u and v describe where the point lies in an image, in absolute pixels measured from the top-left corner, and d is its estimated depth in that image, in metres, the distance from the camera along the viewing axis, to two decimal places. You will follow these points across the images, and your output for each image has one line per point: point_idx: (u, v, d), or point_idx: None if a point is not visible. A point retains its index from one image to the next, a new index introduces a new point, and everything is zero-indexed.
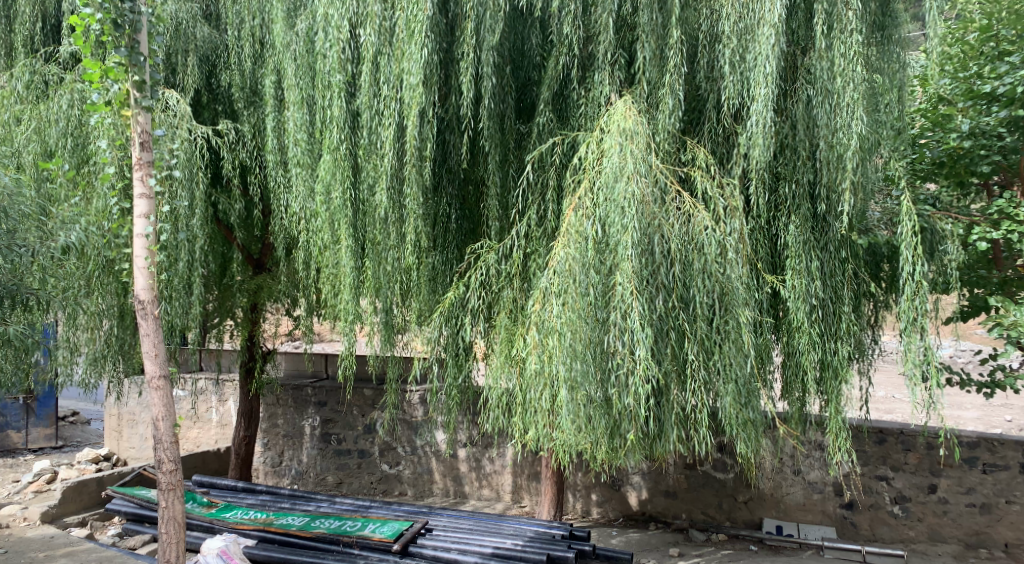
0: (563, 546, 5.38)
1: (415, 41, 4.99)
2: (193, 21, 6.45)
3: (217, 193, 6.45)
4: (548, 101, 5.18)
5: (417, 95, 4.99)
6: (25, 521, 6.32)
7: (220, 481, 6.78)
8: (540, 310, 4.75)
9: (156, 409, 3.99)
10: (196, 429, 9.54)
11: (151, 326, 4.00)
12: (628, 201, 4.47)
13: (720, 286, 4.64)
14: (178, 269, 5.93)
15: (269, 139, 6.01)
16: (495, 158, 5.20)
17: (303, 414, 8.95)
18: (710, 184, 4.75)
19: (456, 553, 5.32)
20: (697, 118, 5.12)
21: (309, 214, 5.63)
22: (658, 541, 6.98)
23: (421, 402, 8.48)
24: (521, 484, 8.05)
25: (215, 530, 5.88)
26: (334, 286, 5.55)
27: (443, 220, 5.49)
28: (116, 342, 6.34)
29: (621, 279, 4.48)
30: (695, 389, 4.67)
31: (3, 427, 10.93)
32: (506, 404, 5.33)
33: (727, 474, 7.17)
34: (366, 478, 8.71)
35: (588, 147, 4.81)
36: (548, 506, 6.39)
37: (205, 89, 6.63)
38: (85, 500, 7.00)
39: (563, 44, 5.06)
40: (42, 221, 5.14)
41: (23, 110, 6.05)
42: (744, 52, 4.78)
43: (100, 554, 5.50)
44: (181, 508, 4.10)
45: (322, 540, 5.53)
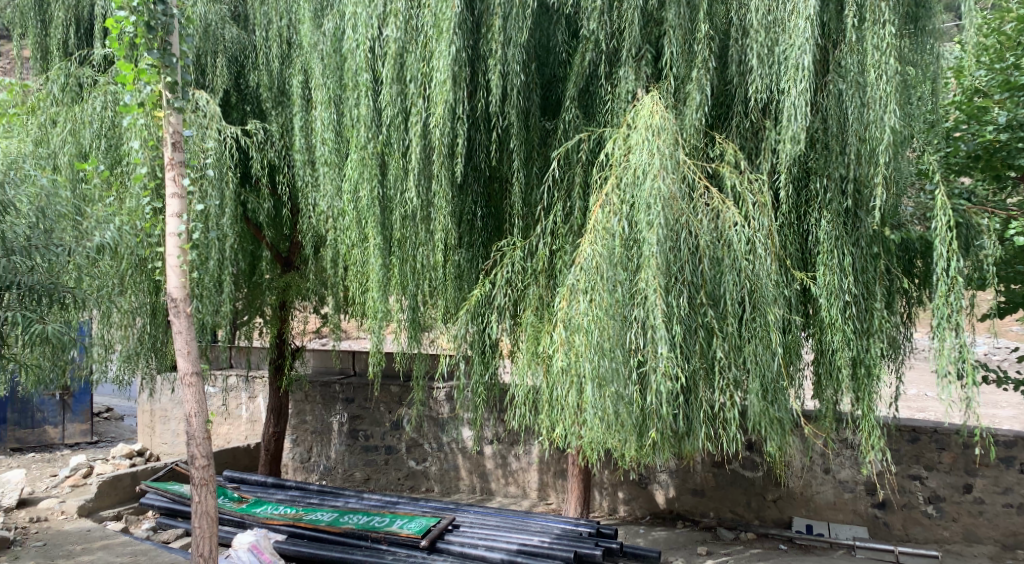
0: (590, 544, 5.37)
1: (442, 38, 4.99)
2: (222, 22, 6.53)
3: (246, 193, 6.51)
4: (574, 97, 5.15)
5: (445, 92, 4.99)
6: (63, 515, 6.45)
7: (250, 477, 6.88)
8: (566, 307, 4.74)
9: (189, 405, 4.04)
10: (226, 425, 9.66)
11: (184, 324, 4.05)
12: (656, 198, 4.43)
13: (749, 282, 4.60)
14: (209, 267, 6.02)
15: (296, 139, 6.06)
16: (520, 156, 5.20)
17: (331, 410, 9.03)
18: (739, 180, 4.70)
19: (483, 550, 5.33)
20: (725, 114, 5.07)
21: (337, 213, 5.68)
22: (686, 539, 6.94)
23: (447, 399, 8.48)
24: (547, 481, 8.05)
25: (246, 525, 5.95)
26: (362, 283, 5.59)
27: (468, 218, 5.50)
28: (149, 340, 6.48)
29: (647, 276, 4.45)
30: (724, 387, 4.64)
31: (41, 422, 11.17)
32: (532, 400, 5.33)
33: (756, 472, 7.11)
34: (393, 474, 8.76)
35: (615, 143, 4.78)
36: (575, 504, 6.38)
37: (234, 90, 6.72)
38: (120, 494, 7.13)
39: (589, 40, 5.04)
40: (78, 221, 5.25)
41: (58, 112, 6.18)
42: (773, 46, 4.73)
43: (134, 548, 5.59)
44: (214, 503, 4.15)
45: (351, 536, 5.59)
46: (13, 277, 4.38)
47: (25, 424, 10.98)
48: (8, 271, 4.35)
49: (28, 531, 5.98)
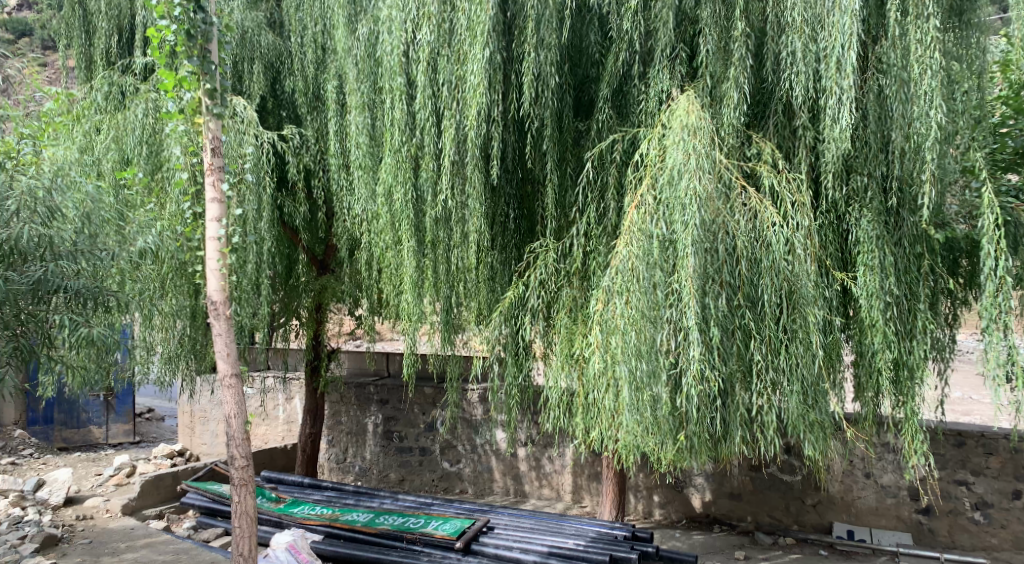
0: (626, 547, 5.32)
1: (477, 41, 5.00)
2: (258, 29, 6.63)
3: (283, 197, 6.62)
4: (607, 98, 5.14)
5: (479, 94, 5.00)
6: (108, 513, 6.59)
7: (288, 477, 6.99)
8: (602, 310, 4.72)
9: (228, 407, 4.10)
10: (264, 426, 9.78)
11: (223, 326, 4.11)
12: (692, 199, 4.38)
13: (788, 283, 4.54)
14: (247, 271, 6.13)
15: (331, 143, 6.12)
16: (553, 157, 5.18)
17: (366, 412, 9.10)
18: (777, 180, 4.64)
19: (517, 552, 5.33)
20: (762, 112, 5.01)
21: (371, 216, 5.74)
22: (723, 544, 6.87)
23: (480, 400, 8.52)
24: (581, 484, 8.03)
25: (284, 525, 6.04)
26: (397, 286, 5.64)
27: (501, 219, 5.50)
28: (189, 342, 6.61)
29: (682, 278, 4.41)
30: (762, 389, 4.59)
31: (86, 423, 11.45)
32: (567, 402, 5.33)
33: (795, 476, 7.00)
34: (427, 475, 8.80)
35: (650, 143, 4.75)
36: (610, 507, 6.34)
37: (270, 95, 6.82)
38: (162, 494, 7.28)
39: (623, 40, 5.01)
40: (122, 226, 5.40)
41: (102, 119, 6.33)
42: (813, 42, 4.66)
43: (176, 546, 5.69)
44: (253, 503, 4.19)
45: (386, 537, 5.63)
46: (62, 280, 4.32)
47: (71, 424, 11.25)
48: (56, 275, 4.29)
49: (75, 528, 6.12)
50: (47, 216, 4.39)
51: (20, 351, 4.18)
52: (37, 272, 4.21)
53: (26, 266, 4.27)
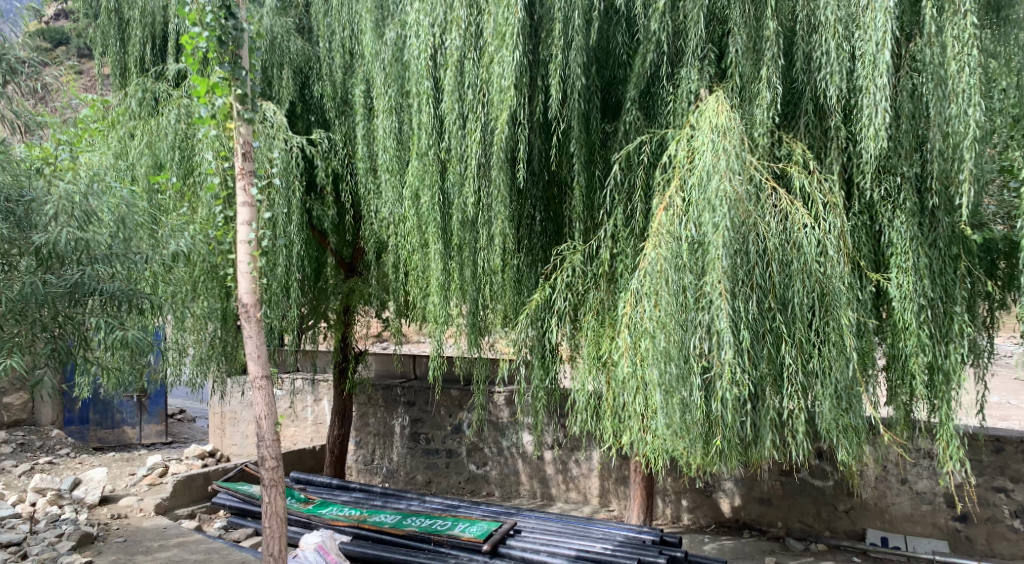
0: (655, 552, 5.25)
1: (505, 44, 5.00)
2: (287, 35, 6.70)
3: (311, 201, 6.69)
4: (635, 99, 5.11)
5: (508, 98, 4.99)
6: (141, 512, 6.69)
7: (316, 478, 7.07)
8: (630, 312, 4.69)
9: (258, 408, 4.13)
10: (292, 428, 9.86)
11: (254, 329, 4.15)
12: (722, 200, 4.34)
13: (820, 286, 4.49)
14: (277, 274, 6.21)
15: (359, 147, 6.17)
16: (580, 159, 5.17)
17: (393, 414, 9.15)
18: (808, 181, 4.59)
19: (545, 555, 5.33)
20: (793, 112, 4.96)
21: (398, 219, 5.77)
22: (753, 549, 6.80)
23: (507, 403, 8.53)
24: (608, 488, 7.99)
25: (313, 525, 6.10)
26: (424, 288, 5.67)
27: (527, 222, 5.50)
28: (220, 344, 6.70)
29: (711, 280, 4.37)
30: (793, 393, 4.54)
31: (120, 423, 11.63)
32: (594, 405, 5.33)
33: (826, 482, 6.92)
34: (454, 477, 8.82)
35: (679, 144, 4.72)
36: (638, 511, 6.30)
37: (299, 100, 6.88)
38: (194, 494, 7.38)
39: (651, 41, 4.98)
40: (155, 230, 5.48)
41: (136, 125, 6.44)
42: (848, 42, 4.59)
43: (207, 546, 5.77)
44: (283, 504, 4.23)
45: (414, 538, 5.66)
46: (98, 283, 4.34)
47: (106, 425, 11.44)
48: (92, 278, 4.32)
49: (110, 527, 6.23)
50: (83, 220, 4.42)
51: (58, 352, 4.20)
52: (74, 276, 4.25)
53: (63, 269, 4.32)
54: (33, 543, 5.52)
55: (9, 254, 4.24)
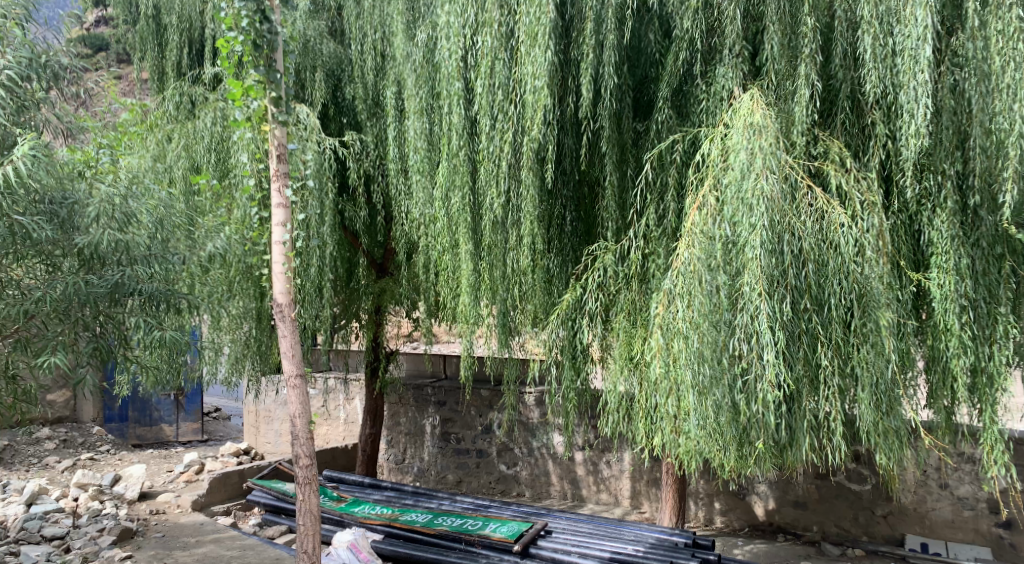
0: (687, 555, 5.19)
1: (537, 44, 4.98)
2: (320, 38, 6.77)
3: (343, 202, 6.76)
4: (668, 98, 5.07)
5: (541, 98, 4.97)
6: (179, 508, 6.82)
7: (349, 477, 7.14)
8: (663, 312, 4.66)
9: (293, 407, 4.16)
10: (325, 426, 9.95)
11: (288, 328, 4.17)
12: (758, 199, 4.29)
13: (857, 286, 4.41)
14: (310, 274, 6.29)
15: (390, 148, 6.22)
16: (612, 159, 5.14)
17: (424, 413, 9.19)
18: (845, 179, 4.52)
19: (576, 557, 5.31)
20: (830, 110, 4.89)
21: (429, 220, 5.81)
22: (787, 553, 6.72)
23: (537, 403, 8.52)
24: (640, 490, 7.93)
25: (345, 523, 6.16)
26: (455, 288, 5.69)
27: (558, 222, 5.48)
28: (254, 343, 6.82)
29: (749, 280, 4.32)
30: (829, 395, 4.48)
31: (158, 421, 11.83)
32: (626, 407, 5.31)
33: (863, 486, 6.81)
34: (485, 478, 8.84)
35: (712, 143, 4.68)
36: (670, 513, 6.25)
37: (331, 103, 6.95)
38: (230, 490, 7.51)
39: (683, 39, 4.94)
40: (192, 231, 5.54)
41: (174, 129, 6.56)
42: (887, 37, 4.51)
43: (242, 543, 5.85)
44: (317, 502, 4.24)
45: (445, 537, 5.68)
46: (137, 283, 4.43)
47: (145, 422, 11.64)
48: (132, 278, 4.41)
49: (148, 522, 6.34)
50: (123, 222, 4.49)
51: (99, 351, 4.30)
52: (115, 277, 4.32)
53: (104, 269, 4.38)
54: (76, 537, 5.65)
55: (52, 255, 4.28)
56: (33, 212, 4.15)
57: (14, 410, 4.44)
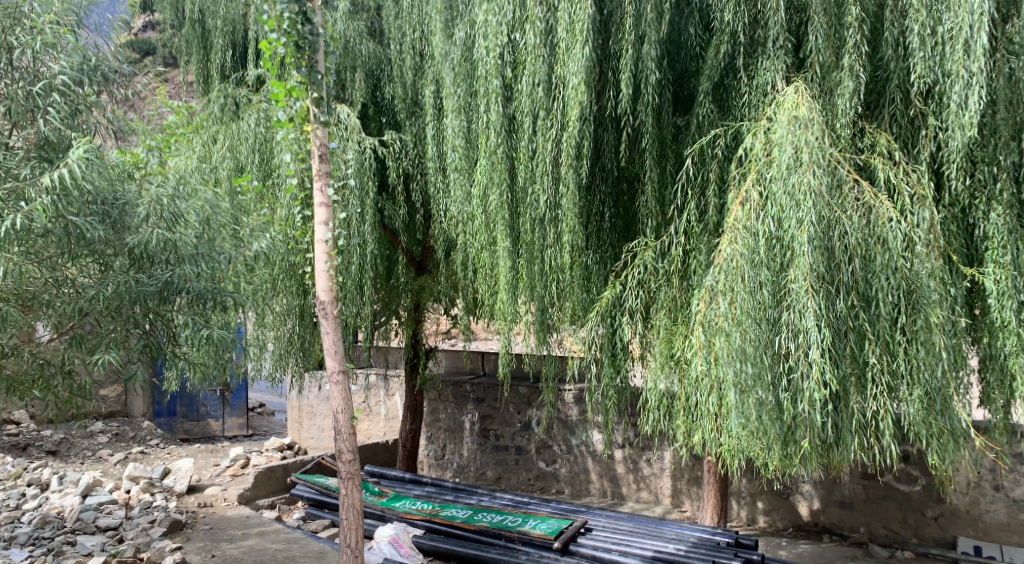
0: (730, 554, 5.13)
1: (577, 41, 4.95)
2: (360, 38, 6.83)
3: (383, 201, 6.83)
4: (708, 92, 5.01)
5: (580, 94, 4.94)
6: (226, 501, 6.96)
7: (391, 472, 7.24)
8: (705, 310, 4.61)
9: (335, 402, 4.18)
10: (366, 422, 10.05)
11: (331, 325, 4.21)
12: (804, 194, 4.22)
13: (906, 282, 4.31)
14: (351, 271, 6.38)
15: (429, 147, 6.25)
16: (652, 154, 5.10)
17: (463, 409, 9.24)
18: (893, 172, 4.44)
19: (617, 555, 5.29)
20: (877, 101, 4.77)
21: (467, 217, 5.84)
22: (833, 554, 6.61)
23: (576, 401, 8.49)
24: (681, 488, 7.85)
25: (387, 518, 6.23)
26: (494, 286, 5.71)
27: (596, 219, 5.44)
28: (298, 340, 6.90)
29: (796, 277, 4.25)
30: (878, 394, 4.39)
31: (205, 416, 12.07)
32: (666, 405, 5.28)
33: (913, 487, 6.65)
34: (524, 474, 8.85)
35: (755, 137, 4.61)
36: (712, 512, 6.17)
37: (371, 102, 7.02)
38: (274, 485, 7.65)
39: (724, 32, 4.89)
40: (238, 230, 5.64)
41: (219, 130, 6.72)
42: (937, 25, 4.39)
43: (287, 536, 5.95)
44: (359, 497, 4.26)
45: (485, 533, 5.72)
46: (185, 283, 4.52)
47: (192, 417, 11.89)
48: (181, 278, 4.50)
49: (196, 515, 6.49)
50: (171, 222, 4.60)
51: (149, 348, 4.42)
52: (165, 276, 4.42)
53: (154, 268, 4.49)
54: (128, 528, 5.79)
55: (105, 254, 4.37)
56: (88, 213, 4.22)
57: (70, 404, 4.58)
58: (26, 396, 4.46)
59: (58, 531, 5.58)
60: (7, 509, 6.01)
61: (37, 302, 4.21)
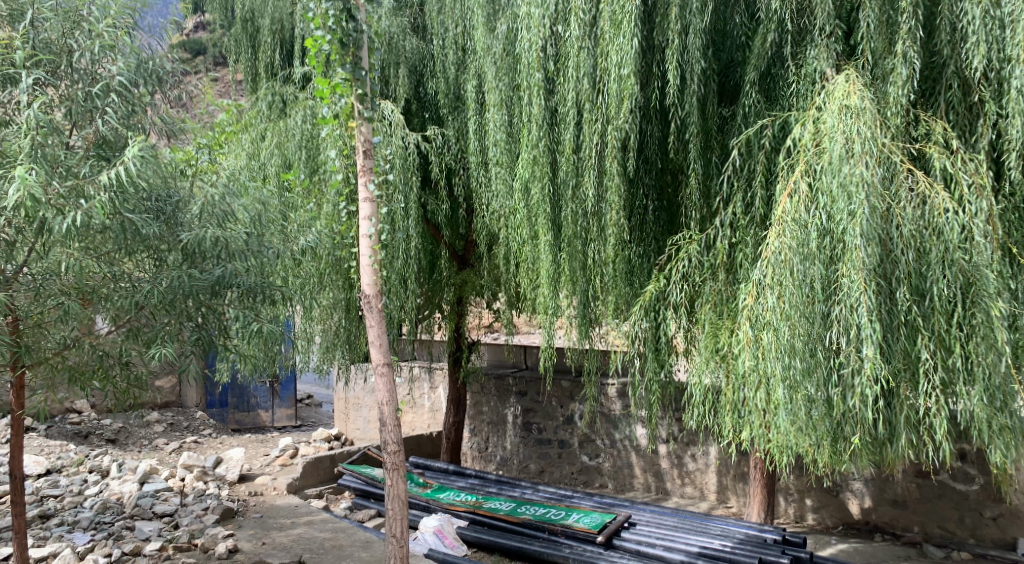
0: (777, 551, 5.05)
1: (623, 32, 4.90)
2: (403, 34, 6.87)
3: (426, 196, 6.87)
4: (755, 81, 4.92)
5: (629, 86, 4.89)
6: (275, 491, 7.11)
7: (435, 463, 7.32)
8: (752, 304, 4.55)
9: (381, 395, 4.20)
10: (410, 414, 10.15)
11: (376, 318, 4.21)
12: (857, 185, 4.11)
13: (964, 275, 4.18)
14: (396, 266, 6.46)
15: (471, 141, 6.29)
16: (696, 146, 5.01)
17: (506, 402, 9.27)
18: (950, 161, 4.31)
19: (661, 550, 5.25)
20: (932, 88, 4.63)
21: (508, 212, 5.87)
22: (886, 554, 6.46)
23: (619, 395, 8.45)
24: (727, 484, 7.77)
25: (431, 509, 6.30)
26: (535, 280, 5.74)
27: (640, 211, 5.38)
28: (343, 333, 7.02)
29: (848, 271, 4.16)
30: (931, 391, 4.28)
31: (255, 407, 12.25)
32: (712, 401, 5.25)
33: (970, 486, 6.46)
34: (567, 468, 8.84)
35: (804, 127, 4.53)
36: (758, 509, 6.09)
37: (414, 98, 7.07)
38: (322, 475, 7.81)
39: (771, 20, 4.79)
40: (286, 225, 5.74)
41: (267, 127, 6.89)
42: (995, 9, 4.25)
43: (333, 525, 6.06)
44: (405, 488, 4.28)
45: (528, 526, 5.74)
46: (235, 278, 4.61)
47: (243, 408, 12.17)
48: (232, 273, 4.59)
49: (247, 503, 6.65)
50: (222, 218, 4.70)
51: (202, 340, 4.53)
52: (217, 271, 4.51)
53: (205, 263, 4.57)
54: (183, 515, 5.95)
55: (159, 250, 4.46)
56: (142, 209, 4.37)
57: (127, 395, 4.71)
58: (87, 386, 4.61)
59: (117, 516, 5.76)
60: (70, 494, 6.22)
61: (97, 295, 4.34)
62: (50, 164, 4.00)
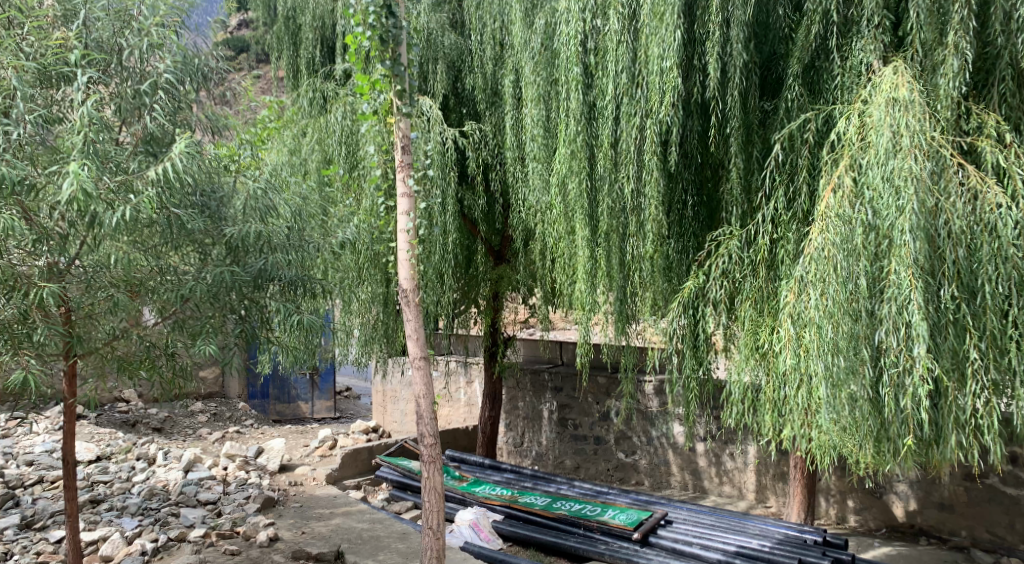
0: (817, 553, 4.97)
1: (666, 24, 4.84)
2: (441, 30, 6.94)
3: (463, 191, 6.91)
4: (798, 75, 4.84)
5: (671, 78, 4.83)
6: (315, 481, 7.23)
7: (471, 457, 7.37)
8: (794, 301, 4.49)
9: (417, 387, 4.19)
10: (447, 408, 10.22)
11: (413, 312, 4.21)
12: (905, 179, 4.01)
13: (1017, 272, 4.07)
14: (433, 261, 6.49)
15: (508, 137, 6.30)
16: (738, 139, 4.94)
17: (542, 398, 9.27)
18: (1002, 155, 4.20)
19: (698, 549, 5.20)
20: (985, 80, 4.50)
21: (545, 207, 5.87)
22: (931, 557, 6.33)
23: (656, 392, 8.39)
24: (765, 484, 7.67)
25: (467, 503, 6.34)
26: (572, 275, 5.73)
27: (679, 207, 5.31)
28: (381, 326, 7.09)
29: (896, 267, 4.06)
30: (981, 392, 4.16)
31: (296, 398, 12.51)
32: (751, 399, 5.19)
33: (1021, 490, 6.26)
34: (603, 464, 8.81)
35: (849, 121, 4.44)
36: (799, 510, 6.00)
37: (452, 94, 7.07)
38: (360, 466, 7.91)
39: (816, 11, 4.71)
40: (325, 220, 5.80)
41: (308, 123, 6.99)
42: None
43: (371, 516, 6.13)
44: (441, 480, 4.29)
45: (564, 521, 5.73)
46: (277, 270, 4.69)
47: (284, 399, 12.37)
48: (273, 265, 4.67)
49: (288, 492, 6.76)
50: (264, 213, 4.78)
51: (245, 333, 4.61)
52: (259, 264, 4.60)
53: (247, 257, 4.64)
54: (226, 503, 6.07)
55: (203, 244, 4.55)
56: (187, 205, 4.46)
57: (173, 385, 4.80)
58: (134, 376, 4.71)
59: (163, 503, 5.88)
60: (119, 480, 6.38)
61: (144, 288, 4.41)
62: (101, 160, 4.07)
